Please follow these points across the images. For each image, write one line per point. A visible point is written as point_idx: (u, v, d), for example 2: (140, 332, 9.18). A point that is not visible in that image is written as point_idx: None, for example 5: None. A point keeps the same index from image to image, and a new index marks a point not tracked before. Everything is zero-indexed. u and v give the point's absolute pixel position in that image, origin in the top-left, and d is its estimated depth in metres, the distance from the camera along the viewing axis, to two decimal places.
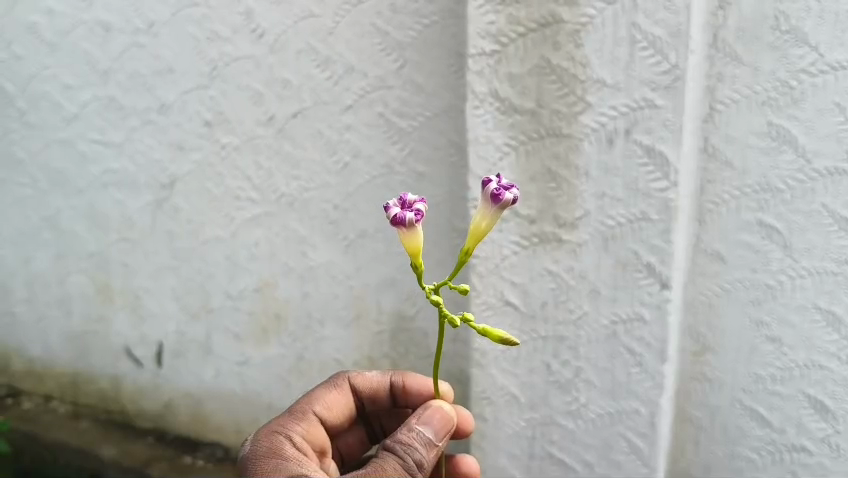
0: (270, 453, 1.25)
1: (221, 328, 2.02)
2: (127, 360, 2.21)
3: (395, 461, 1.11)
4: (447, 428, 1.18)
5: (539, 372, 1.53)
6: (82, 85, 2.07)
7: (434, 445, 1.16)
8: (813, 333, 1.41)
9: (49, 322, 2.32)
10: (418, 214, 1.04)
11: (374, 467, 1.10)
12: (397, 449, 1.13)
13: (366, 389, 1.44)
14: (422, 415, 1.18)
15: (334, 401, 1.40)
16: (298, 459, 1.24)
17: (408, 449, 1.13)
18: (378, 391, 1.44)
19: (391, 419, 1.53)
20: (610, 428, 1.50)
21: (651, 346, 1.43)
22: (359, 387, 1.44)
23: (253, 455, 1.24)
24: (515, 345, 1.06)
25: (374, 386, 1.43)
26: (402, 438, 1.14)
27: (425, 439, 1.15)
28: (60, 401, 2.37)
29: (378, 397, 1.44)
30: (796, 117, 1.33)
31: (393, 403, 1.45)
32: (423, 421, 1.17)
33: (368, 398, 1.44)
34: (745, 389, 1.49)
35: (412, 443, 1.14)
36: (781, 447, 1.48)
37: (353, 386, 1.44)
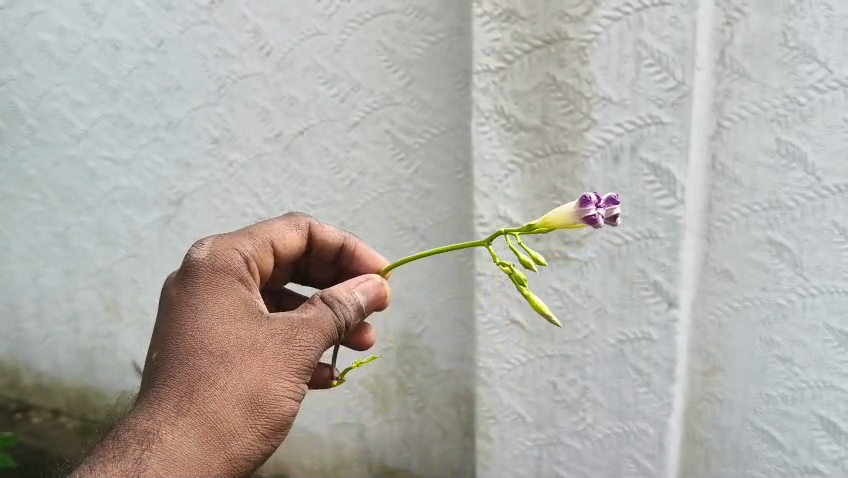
0: (224, 267, 1.03)
1: None
2: (134, 375, 2.20)
3: (331, 318, 1.00)
4: (380, 302, 1.08)
5: (546, 391, 1.51)
6: (91, 102, 2.08)
7: (363, 314, 1.05)
8: (824, 352, 1.38)
9: (58, 337, 2.33)
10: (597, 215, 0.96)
11: (312, 316, 0.99)
12: (337, 307, 1.01)
13: (319, 238, 1.24)
14: (363, 282, 1.07)
15: (289, 238, 1.20)
16: (250, 284, 1.04)
17: (344, 309, 1.02)
18: (329, 245, 1.25)
19: (322, 271, 1.30)
20: (618, 448, 1.49)
21: (659, 365, 1.41)
22: (314, 234, 1.24)
23: (207, 263, 1.02)
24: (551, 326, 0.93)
25: (328, 240, 1.25)
26: (340, 297, 1.02)
27: (359, 305, 1.04)
28: (68, 416, 2.36)
29: (325, 250, 1.26)
30: (805, 134, 1.31)
31: (335, 261, 1.28)
32: (363, 288, 1.06)
33: (315, 247, 1.25)
34: (756, 410, 1.46)
35: (349, 305, 1.03)
36: (793, 469, 1.45)
37: (309, 231, 1.24)
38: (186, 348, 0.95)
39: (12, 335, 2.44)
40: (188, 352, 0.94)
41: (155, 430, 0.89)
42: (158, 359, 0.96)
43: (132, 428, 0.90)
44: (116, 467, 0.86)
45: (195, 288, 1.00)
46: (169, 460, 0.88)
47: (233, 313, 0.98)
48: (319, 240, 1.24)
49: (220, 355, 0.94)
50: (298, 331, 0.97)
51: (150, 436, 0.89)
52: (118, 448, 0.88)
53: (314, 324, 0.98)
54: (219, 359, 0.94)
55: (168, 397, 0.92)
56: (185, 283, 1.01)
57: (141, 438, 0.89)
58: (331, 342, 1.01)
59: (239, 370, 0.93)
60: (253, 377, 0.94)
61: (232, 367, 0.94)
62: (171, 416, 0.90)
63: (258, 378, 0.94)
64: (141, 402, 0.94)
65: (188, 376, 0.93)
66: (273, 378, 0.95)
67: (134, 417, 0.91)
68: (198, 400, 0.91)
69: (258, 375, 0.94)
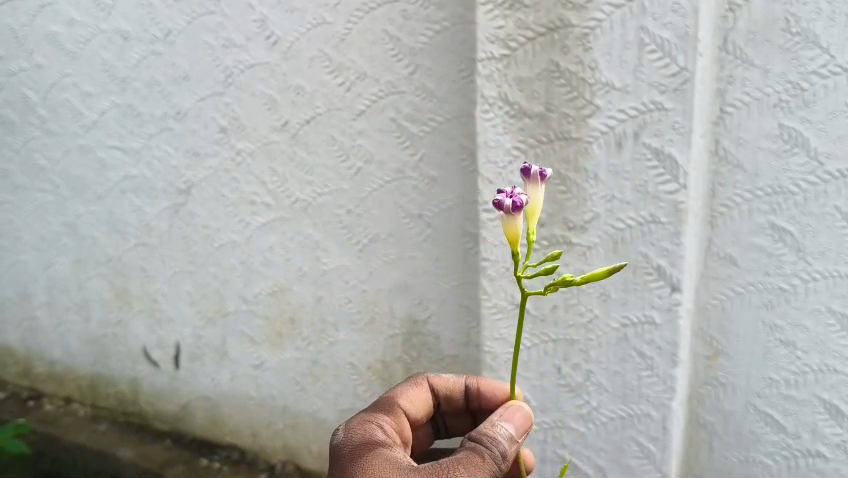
0: (364, 440, 1.13)
1: (236, 332, 2.04)
2: (145, 362, 2.23)
3: (481, 452, 1.04)
4: (528, 425, 1.10)
5: (550, 375, 1.53)
6: (101, 93, 2.11)
7: (515, 442, 1.07)
8: (827, 336, 1.40)
9: (70, 325, 2.36)
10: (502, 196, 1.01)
11: (463, 457, 1.03)
12: (484, 440, 1.05)
13: (443, 391, 1.32)
14: (503, 411, 1.10)
15: (416, 398, 1.30)
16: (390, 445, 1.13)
17: (492, 441, 1.05)
18: (454, 395, 1.33)
19: (462, 415, 1.36)
20: (622, 432, 1.50)
21: (661, 349, 1.43)
22: (436, 388, 1.33)
23: (353, 440, 1.13)
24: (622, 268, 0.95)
25: (449, 386, 1.33)
26: (485, 431, 1.07)
27: (510, 434, 1.07)
28: (80, 404, 2.39)
29: (452, 398, 1.33)
30: (807, 119, 1.32)
31: (466, 407, 1.34)
32: (505, 417, 1.09)
33: (443, 399, 1.33)
34: (759, 394, 1.48)
35: (496, 436, 1.06)
36: (796, 452, 1.46)
37: (432, 389, 1.33)
38: None
39: (23, 324, 2.47)
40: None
41: None
42: None
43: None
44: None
45: (346, 459, 1.11)
46: None
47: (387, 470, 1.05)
48: (443, 391, 1.33)
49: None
50: (452, 468, 1.01)
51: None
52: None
53: (467, 459, 1.03)
54: None
55: None
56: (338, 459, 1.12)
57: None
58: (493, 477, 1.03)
59: None
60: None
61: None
62: None
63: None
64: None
65: None
66: None
67: None
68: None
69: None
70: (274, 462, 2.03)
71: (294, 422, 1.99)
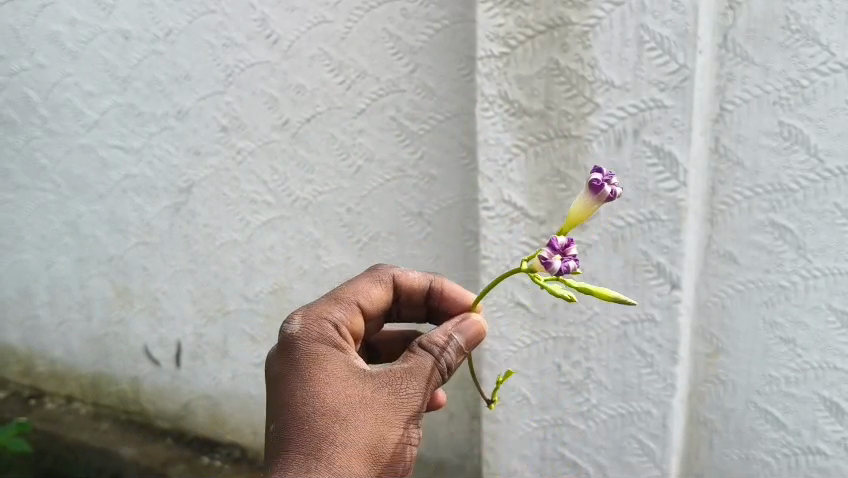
0: (320, 341, 1.00)
1: (237, 331, 2.04)
2: (146, 361, 2.24)
3: (432, 363, 1.00)
4: (481, 336, 1.07)
5: (550, 373, 1.53)
6: (102, 92, 2.11)
7: (464, 354, 1.04)
8: (827, 333, 1.40)
9: (72, 324, 2.36)
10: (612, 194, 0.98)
11: (412, 365, 0.99)
12: (432, 349, 1.01)
13: (405, 288, 1.19)
14: (459, 322, 1.06)
15: (377, 295, 1.15)
16: (347, 349, 1.02)
17: (443, 351, 1.01)
18: (414, 292, 1.19)
19: (416, 311, 1.23)
20: (622, 429, 1.50)
21: (661, 347, 1.43)
22: (399, 283, 1.18)
23: (304, 336, 1.00)
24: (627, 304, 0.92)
25: (413, 284, 1.19)
26: (437, 339, 1.02)
27: (462, 344, 1.03)
28: (81, 403, 2.39)
29: (412, 295, 1.20)
30: (807, 117, 1.32)
31: (423, 305, 1.22)
32: (459, 328, 1.05)
33: (402, 295, 1.19)
34: (759, 391, 1.48)
35: (449, 347, 1.02)
36: (796, 449, 1.47)
37: (393, 282, 1.18)
38: (301, 416, 0.94)
39: (25, 323, 2.47)
40: (300, 412, 0.94)
41: None
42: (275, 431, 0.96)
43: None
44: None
45: (297, 360, 0.99)
46: None
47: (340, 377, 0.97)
48: (404, 286, 1.19)
49: (333, 414, 0.94)
50: (403, 380, 0.98)
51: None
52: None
53: (414, 370, 0.98)
54: (332, 421, 0.93)
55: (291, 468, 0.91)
56: (286, 355, 1.00)
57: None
58: (435, 386, 1.01)
59: (355, 426, 0.94)
60: (366, 431, 0.94)
61: (346, 422, 0.93)
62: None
63: (373, 431, 0.94)
64: (268, 468, 0.94)
65: (304, 447, 0.92)
66: (386, 431, 0.95)
67: None
68: (323, 461, 0.91)
69: (372, 429, 0.94)
70: None
71: None
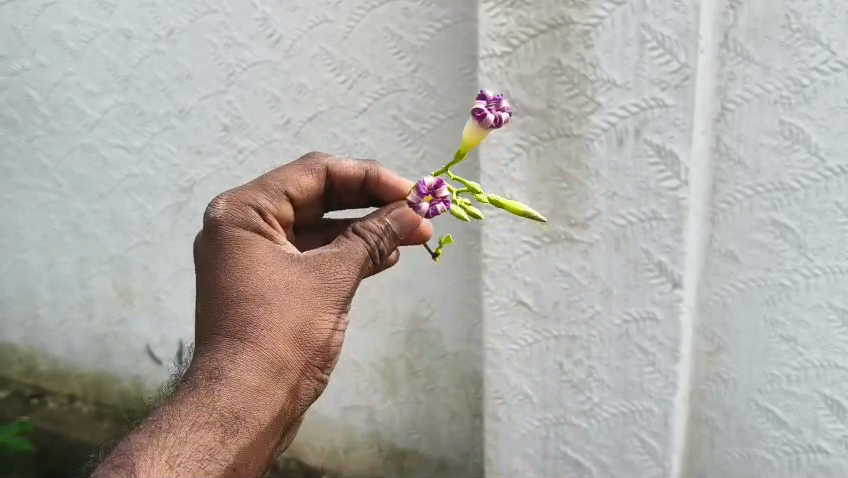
0: (244, 227, 1.04)
1: None
2: (148, 360, 2.24)
3: (361, 249, 1.03)
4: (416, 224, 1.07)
5: (551, 371, 1.54)
6: (104, 92, 2.11)
7: (397, 240, 1.06)
8: (828, 332, 1.40)
9: (73, 323, 2.37)
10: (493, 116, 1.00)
11: (339, 251, 1.02)
12: (366, 235, 1.04)
13: (340, 176, 1.18)
14: (394, 209, 1.06)
15: (308, 185, 1.16)
16: (272, 235, 1.06)
17: (374, 237, 1.04)
18: (352, 180, 1.19)
19: (357, 200, 1.22)
20: (624, 427, 1.50)
21: (663, 345, 1.44)
22: (333, 172, 1.18)
23: (228, 223, 1.04)
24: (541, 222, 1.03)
25: (348, 173, 1.18)
26: (369, 225, 1.04)
27: (393, 229, 1.05)
28: (83, 401, 2.39)
29: (350, 183, 1.19)
30: (808, 116, 1.33)
31: (363, 193, 1.21)
32: (394, 215, 1.06)
33: (339, 182, 1.19)
34: (760, 389, 1.48)
35: (381, 235, 1.04)
36: (797, 448, 1.47)
37: (327, 172, 1.18)
38: (228, 299, 1.00)
39: (27, 323, 2.47)
40: (227, 299, 1.00)
41: (217, 371, 0.97)
42: (207, 318, 1.01)
43: (201, 371, 0.99)
44: (192, 410, 0.94)
45: (222, 246, 1.04)
46: (235, 396, 0.96)
47: (266, 264, 1.02)
48: (339, 175, 1.18)
49: (256, 299, 0.99)
50: (331, 265, 1.02)
51: (215, 376, 0.97)
52: (190, 390, 0.96)
53: (343, 255, 1.02)
54: (256, 304, 0.99)
55: (223, 350, 0.98)
56: (213, 242, 1.05)
57: (209, 378, 0.97)
58: (364, 268, 1.04)
59: (279, 308, 0.99)
60: (289, 315, 1.00)
61: (270, 306, 0.99)
62: (229, 359, 0.98)
63: (297, 315, 1.00)
64: (201, 351, 1.01)
65: (234, 328, 0.99)
66: (314, 314, 1.01)
67: (191, 380, 0.98)
68: (248, 343, 0.98)
69: (298, 314, 1.00)
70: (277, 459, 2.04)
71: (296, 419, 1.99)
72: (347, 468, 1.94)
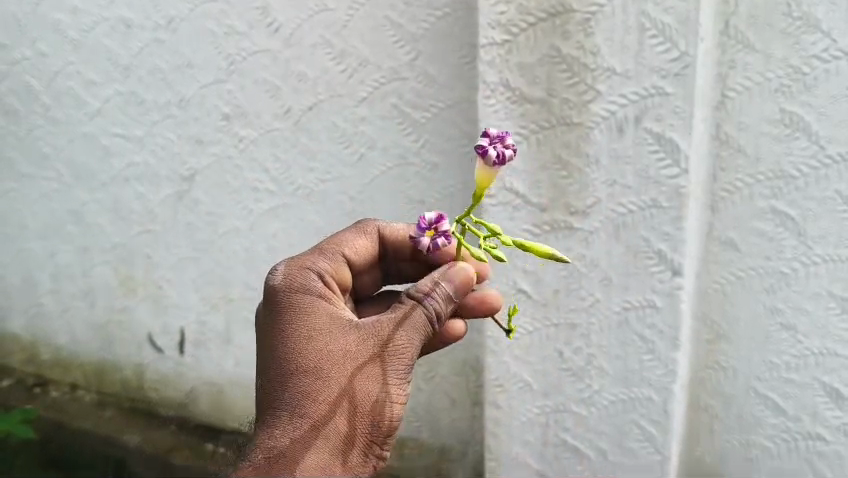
0: (301, 295, 1.06)
1: (241, 318, 2.05)
2: (150, 348, 2.25)
3: (423, 316, 1.03)
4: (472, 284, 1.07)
5: (552, 359, 1.54)
6: (105, 81, 2.11)
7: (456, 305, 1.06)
8: (827, 319, 1.41)
9: (75, 313, 2.38)
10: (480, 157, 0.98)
11: (401, 320, 1.02)
12: (423, 300, 1.03)
13: (390, 240, 1.25)
14: (446, 271, 1.06)
15: (360, 247, 1.22)
16: (331, 298, 1.09)
17: (434, 303, 1.04)
18: (403, 245, 1.25)
19: (410, 263, 1.29)
20: (623, 415, 1.51)
21: (663, 333, 1.44)
22: (384, 236, 1.25)
23: (285, 289, 1.07)
24: (563, 261, 0.98)
25: (398, 238, 1.25)
26: (426, 290, 1.04)
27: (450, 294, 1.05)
28: (85, 390, 2.39)
29: (400, 247, 1.25)
30: (809, 104, 1.33)
31: (413, 257, 1.27)
32: (448, 277, 1.05)
33: (390, 247, 1.26)
34: (759, 377, 1.49)
35: (438, 299, 1.04)
36: (796, 435, 1.48)
37: (379, 235, 1.25)
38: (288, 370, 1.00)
39: (29, 311, 2.48)
40: (287, 371, 1.00)
41: (280, 448, 0.97)
42: (269, 389, 1.02)
43: (261, 447, 0.98)
44: None
45: (280, 313, 1.05)
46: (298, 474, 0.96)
47: (324, 333, 1.03)
48: (390, 240, 1.25)
49: (315, 371, 1.00)
50: (390, 332, 1.02)
51: (277, 453, 0.97)
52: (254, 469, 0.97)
53: (402, 319, 1.02)
54: (315, 377, 0.99)
55: (283, 425, 0.98)
56: (272, 309, 1.06)
57: (270, 454, 0.97)
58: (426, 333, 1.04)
59: (338, 381, 0.99)
60: (349, 388, 1.00)
61: (329, 379, 0.99)
62: (291, 435, 0.98)
63: (356, 387, 1.00)
64: (262, 425, 1.01)
65: (294, 400, 0.99)
66: (372, 385, 1.01)
67: (253, 457, 0.98)
68: (306, 417, 0.98)
69: (354, 385, 1.00)
70: None
71: None
72: None
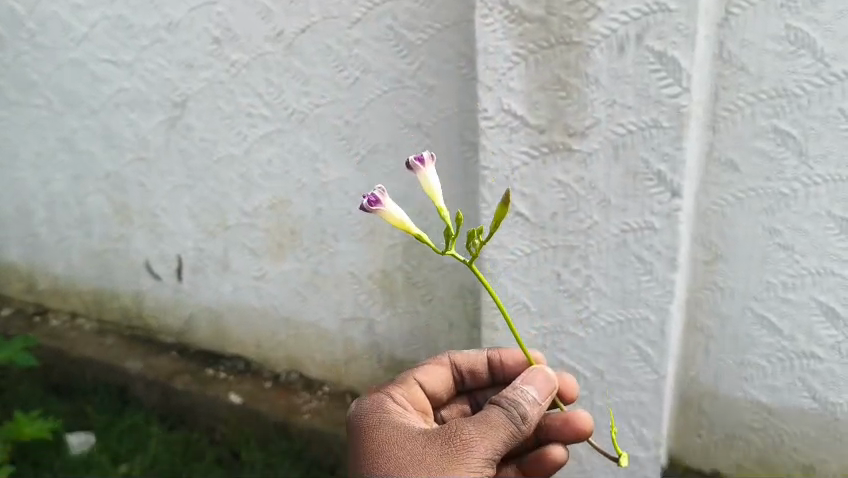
0: (381, 418, 1.20)
1: (238, 246, 2.05)
2: (147, 276, 2.25)
3: (499, 412, 1.10)
4: (549, 390, 1.16)
5: (549, 281, 1.54)
6: (90, 4, 2.05)
7: (538, 403, 1.12)
8: (826, 239, 1.40)
9: (71, 242, 2.37)
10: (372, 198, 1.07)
11: (479, 419, 1.10)
12: (499, 401, 1.12)
13: (465, 365, 1.40)
14: (525, 376, 1.17)
15: (435, 374, 1.37)
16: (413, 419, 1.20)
17: (510, 401, 1.11)
18: (479, 370, 1.39)
19: (493, 390, 1.43)
20: (620, 335, 1.53)
21: (661, 254, 1.44)
22: (458, 364, 1.40)
23: (369, 416, 1.22)
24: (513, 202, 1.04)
25: (472, 361, 1.40)
26: (505, 394, 1.13)
27: (523, 391, 1.13)
28: (86, 318, 2.42)
29: (477, 372, 1.39)
30: (815, 20, 1.29)
31: (491, 380, 1.41)
32: (527, 381, 1.15)
33: (467, 373, 1.40)
34: (756, 297, 1.49)
35: (513, 399, 1.11)
36: (791, 353, 1.49)
37: (453, 364, 1.40)
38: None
39: (25, 240, 2.47)
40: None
41: None
42: None
43: None
44: None
45: (367, 437, 1.18)
46: None
47: (403, 446, 1.13)
48: (465, 364, 1.40)
49: (397, 476, 1.09)
50: (463, 429, 1.09)
51: None
52: None
53: (478, 418, 1.10)
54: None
55: None
56: (361, 437, 1.20)
57: None
58: (508, 431, 1.09)
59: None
60: None
61: None
62: None
63: None
64: None
65: None
66: (450, 477, 1.05)
67: None
68: None
69: (435, 477, 1.06)
70: (280, 370, 2.10)
71: (297, 331, 2.03)
72: (349, 378, 2.00)
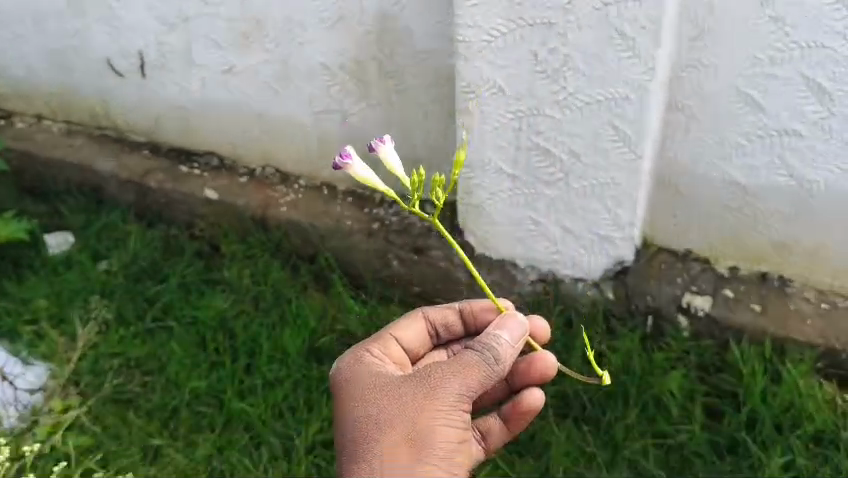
0: (360, 371, 1.17)
1: (201, 39, 1.92)
2: (111, 73, 2.11)
3: (472, 355, 1.09)
4: (523, 334, 1.14)
5: (526, 62, 1.47)
6: None
7: (511, 347, 1.11)
8: (820, 10, 1.33)
9: (26, 40, 2.17)
10: (342, 155, 1.13)
11: (453, 362, 1.08)
12: (472, 346, 1.10)
13: (440, 319, 1.32)
14: (498, 322, 1.14)
15: (410, 330, 1.30)
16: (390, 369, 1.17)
17: (484, 346, 1.09)
18: (453, 321, 1.33)
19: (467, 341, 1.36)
20: (598, 116, 1.47)
21: (644, 29, 1.36)
22: (433, 319, 1.32)
23: (348, 369, 1.18)
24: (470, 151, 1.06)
25: (446, 317, 1.33)
26: (479, 338, 1.11)
27: (495, 333, 1.11)
28: (52, 121, 2.29)
29: (451, 327, 1.33)
30: None
31: (466, 332, 1.34)
32: (500, 326, 1.13)
33: (443, 328, 1.33)
34: (741, 73, 1.44)
35: (487, 342, 1.10)
36: (772, 132, 1.47)
37: (427, 318, 1.32)
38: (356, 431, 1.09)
39: None
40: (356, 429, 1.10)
41: None
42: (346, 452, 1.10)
43: None
44: None
45: (346, 388, 1.16)
46: None
47: (381, 394, 1.11)
48: (439, 320, 1.32)
49: (376, 424, 1.08)
50: (438, 373, 1.08)
51: None
52: None
53: (451, 363, 1.08)
54: (376, 428, 1.08)
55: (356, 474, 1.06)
56: (340, 390, 1.17)
57: None
58: (482, 376, 1.08)
59: (397, 425, 1.06)
60: (404, 431, 1.06)
61: (386, 427, 1.07)
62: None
63: (411, 429, 1.05)
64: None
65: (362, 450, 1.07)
66: (428, 421, 1.05)
67: None
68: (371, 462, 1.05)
69: (416, 422, 1.06)
70: (254, 165, 2.05)
71: (270, 128, 1.96)
72: (325, 173, 1.96)
